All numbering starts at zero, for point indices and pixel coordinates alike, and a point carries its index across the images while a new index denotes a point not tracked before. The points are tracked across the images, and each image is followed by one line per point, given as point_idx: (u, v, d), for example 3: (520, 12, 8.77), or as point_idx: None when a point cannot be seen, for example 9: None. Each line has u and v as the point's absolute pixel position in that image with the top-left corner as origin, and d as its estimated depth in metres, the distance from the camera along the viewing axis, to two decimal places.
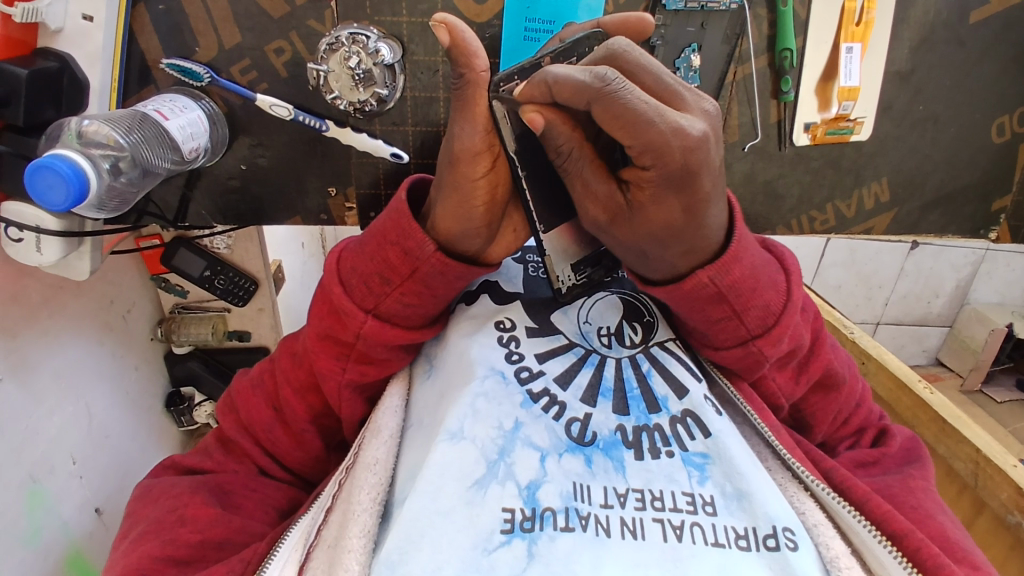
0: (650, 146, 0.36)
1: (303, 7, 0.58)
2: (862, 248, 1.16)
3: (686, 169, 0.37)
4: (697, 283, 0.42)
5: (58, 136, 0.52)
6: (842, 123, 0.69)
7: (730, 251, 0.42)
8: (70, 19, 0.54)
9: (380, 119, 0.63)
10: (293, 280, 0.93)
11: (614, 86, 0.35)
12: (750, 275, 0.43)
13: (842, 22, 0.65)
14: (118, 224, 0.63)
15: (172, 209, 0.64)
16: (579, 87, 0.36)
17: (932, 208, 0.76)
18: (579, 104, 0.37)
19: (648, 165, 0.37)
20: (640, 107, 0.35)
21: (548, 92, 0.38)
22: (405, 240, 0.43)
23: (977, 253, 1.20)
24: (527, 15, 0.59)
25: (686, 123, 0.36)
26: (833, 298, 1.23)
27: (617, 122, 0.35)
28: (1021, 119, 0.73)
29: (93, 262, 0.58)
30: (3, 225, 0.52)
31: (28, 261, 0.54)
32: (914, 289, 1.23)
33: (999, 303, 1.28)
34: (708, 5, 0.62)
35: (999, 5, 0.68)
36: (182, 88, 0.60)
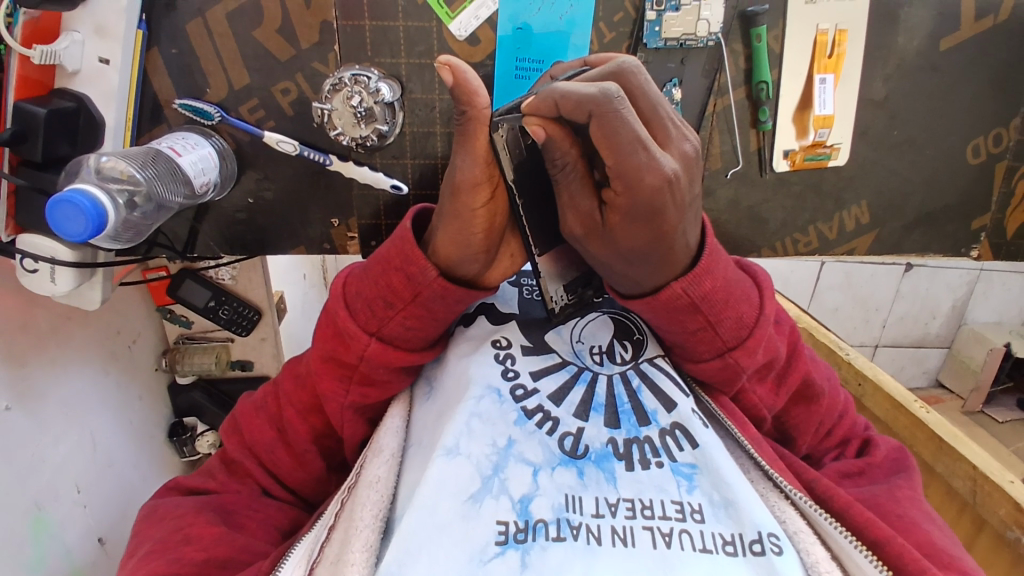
0: (626, 172, 0.38)
1: (308, 50, 0.62)
2: (856, 271, 1.19)
3: (654, 200, 0.39)
4: (671, 294, 0.44)
5: (78, 172, 0.56)
6: (819, 150, 0.72)
7: (702, 263, 0.44)
8: (86, 61, 0.57)
9: (380, 153, 0.66)
10: (294, 310, 0.95)
11: (614, 104, 0.37)
12: (722, 287, 0.45)
13: (815, 55, 0.69)
14: (130, 255, 0.65)
15: (181, 240, 0.67)
16: (583, 101, 0.38)
17: (914, 228, 0.79)
18: (578, 117, 0.38)
19: (620, 190, 0.40)
20: (629, 134, 0.37)
21: (553, 108, 0.39)
22: (409, 266, 0.45)
23: (971, 274, 1.23)
24: (518, 55, 0.63)
25: (661, 159, 0.39)
26: (830, 320, 1.25)
27: (605, 144, 0.38)
28: (996, 140, 0.76)
29: (104, 292, 0.60)
30: (19, 257, 0.54)
31: (40, 291, 0.56)
32: (911, 310, 1.25)
33: (996, 323, 1.30)
34: (687, 43, 0.65)
35: (970, 32, 0.72)
36: (192, 126, 0.63)
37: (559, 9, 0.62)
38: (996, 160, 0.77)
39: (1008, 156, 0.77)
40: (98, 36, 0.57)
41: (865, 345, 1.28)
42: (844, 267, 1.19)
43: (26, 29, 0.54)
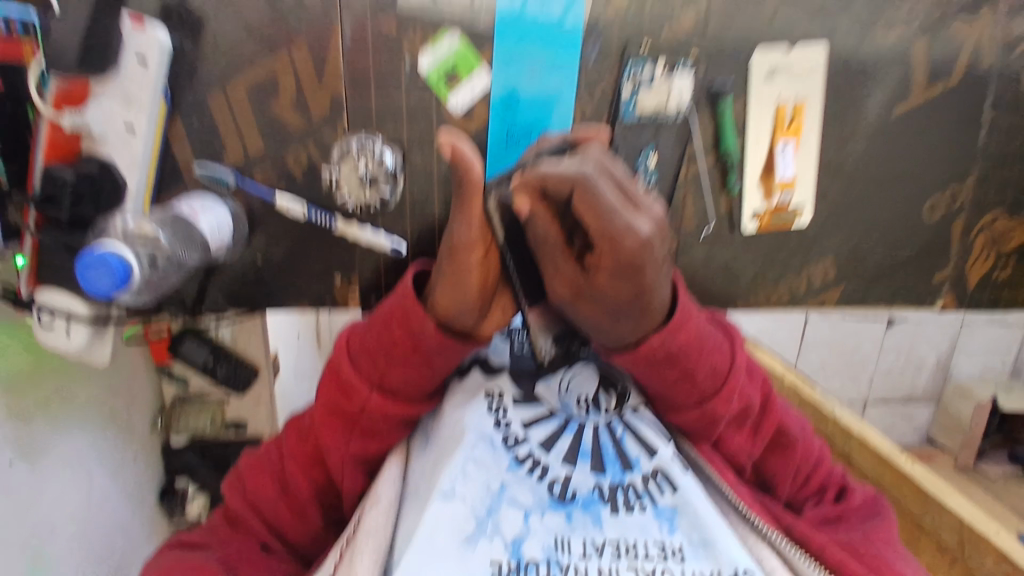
0: (611, 234, 0.43)
1: (319, 123, 0.68)
2: (841, 325, 1.25)
3: (635, 258, 0.43)
4: (652, 346, 0.48)
5: (104, 230, 0.59)
6: (784, 211, 0.79)
7: (678, 317, 0.48)
8: (112, 127, 0.61)
9: (382, 215, 0.71)
10: (288, 373, 0.94)
11: (592, 178, 0.43)
12: (698, 338, 0.49)
13: (777, 125, 0.76)
14: (141, 313, 0.67)
15: (190, 295, 0.70)
16: (565, 176, 0.44)
17: (876, 281, 0.86)
18: (563, 190, 0.44)
19: (605, 251, 0.44)
20: (608, 201, 0.43)
21: (540, 183, 0.45)
22: (410, 320, 0.48)
23: (954, 326, 1.29)
24: (509, 122, 0.70)
25: (639, 222, 0.43)
26: (818, 377, 1.30)
27: (589, 210, 0.43)
28: (947, 200, 0.84)
29: (112, 350, 0.63)
30: (38, 311, 0.59)
31: (54, 343, 0.60)
32: (897, 364, 1.31)
33: (981, 376, 1.35)
34: (659, 118, 0.73)
35: (920, 100, 0.79)
36: (208, 189, 0.68)
37: (547, 82, 0.69)
38: (948, 221, 0.85)
39: (963, 215, 0.85)
40: (123, 104, 0.61)
41: (855, 401, 1.32)
42: (829, 323, 1.25)
43: (55, 96, 0.58)
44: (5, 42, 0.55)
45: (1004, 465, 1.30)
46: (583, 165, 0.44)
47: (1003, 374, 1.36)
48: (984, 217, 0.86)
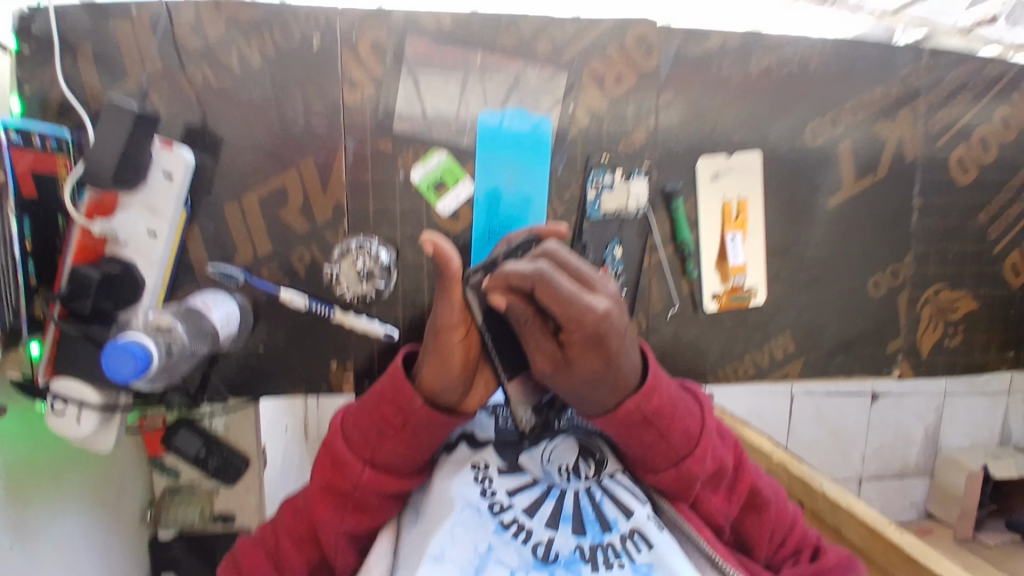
0: (575, 316, 0.50)
1: (322, 226, 0.77)
2: (826, 404, 1.30)
3: (597, 333, 0.50)
4: (627, 409, 0.52)
5: (127, 325, 0.65)
6: (740, 291, 0.88)
7: (649, 383, 0.53)
8: (135, 233, 0.68)
9: (376, 305, 0.78)
10: (276, 466, 0.90)
11: (547, 274, 0.50)
12: (669, 402, 0.54)
13: (725, 218, 0.87)
14: (145, 399, 0.72)
15: (194, 384, 0.74)
16: (524, 275, 0.51)
17: (835, 353, 0.93)
18: (525, 286, 0.51)
19: (572, 330, 0.50)
20: (565, 290, 0.50)
21: (505, 281, 0.52)
22: (399, 397, 0.52)
23: (937, 399, 1.35)
24: (490, 227, 0.80)
25: (594, 301, 0.50)
26: (810, 452, 1.33)
27: (550, 300, 0.50)
28: (890, 276, 0.94)
29: (117, 436, 0.68)
30: (54, 399, 0.63)
31: (65, 430, 0.64)
32: (885, 439, 1.35)
33: (970, 446, 1.40)
34: (621, 214, 0.84)
35: (849, 194, 0.92)
36: (219, 287, 0.75)
37: (523, 189, 0.80)
38: (893, 294, 0.95)
39: (907, 287, 0.95)
40: (149, 214, 0.69)
41: (849, 478, 1.35)
42: (813, 399, 1.31)
43: (88, 206, 0.66)
44: (42, 155, 0.64)
45: (1003, 533, 1.32)
46: (539, 262, 0.52)
47: (992, 443, 1.41)
48: (927, 289, 0.96)
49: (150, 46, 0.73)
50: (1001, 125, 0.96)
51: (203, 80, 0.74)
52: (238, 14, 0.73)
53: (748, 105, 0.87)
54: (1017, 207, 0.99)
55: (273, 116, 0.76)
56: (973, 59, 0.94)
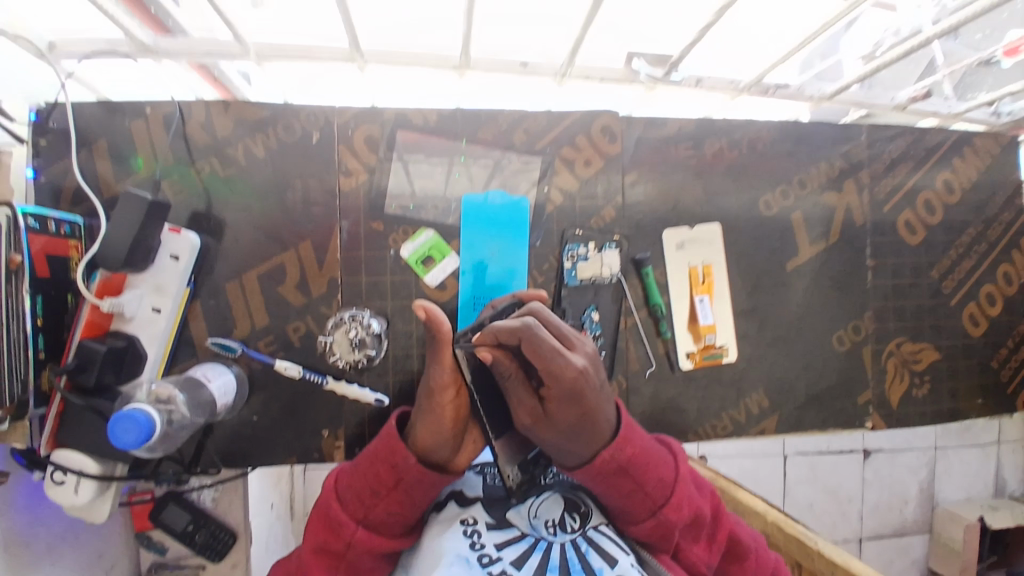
0: (555, 371, 0.54)
1: (317, 299, 0.83)
2: (819, 464, 1.43)
3: (575, 387, 0.55)
4: (603, 459, 0.55)
5: (131, 396, 0.70)
6: (712, 349, 0.94)
7: (622, 433, 0.57)
8: (141, 311, 0.73)
9: (368, 372, 0.82)
10: (261, 544, 0.89)
11: (533, 329, 0.55)
12: (643, 452, 0.57)
13: (692, 282, 0.95)
14: (139, 471, 0.74)
15: (189, 454, 0.77)
16: (512, 330, 0.56)
17: (808, 407, 0.98)
18: (512, 340, 0.56)
19: (553, 384, 0.55)
20: (549, 346, 0.55)
21: (494, 338, 0.57)
22: (393, 456, 0.55)
23: (929, 454, 1.44)
24: (475, 296, 0.86)
25: (573, 358, 0.55)
26: (810, 513, 1.44)
27: (535, 354, 0.55)
28: (852, 331, 1.01)
29: (112, 506, 0.70)
30: (53, 469, 0.66)
31: (61, 499, 0.66)
32: (883, 497, 1.43)
33: (967, 499, 1.47)
34: (597, 281, 0.91)
35: (805, 257, 1.00)
36: (217, 359, 0.79)
37: (505, 261, 0.88)
38: (857, 348, 1.01)
39: (870, 342, 1.01)
40: (155, 292, 0.74)
41: (853, 539, 1.44)
42: (807, 460, 1.44)
43: (98, 286, 0.71)
44: (54, 240, 0.69)
45: None
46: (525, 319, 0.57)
47: (989, 496, 1.50)
48: (889, 343, 1.02)
49: (165, 143, 0.82)
50: (943, 190, 1.06)
51: (210, 171, 0.82)
52: (246, 114, 0.83)
53: (705, 181, 0.97)
54: (968, 263, 1.07)
55: (274, 200, 0.84)
56: (911, 132, 1.04)
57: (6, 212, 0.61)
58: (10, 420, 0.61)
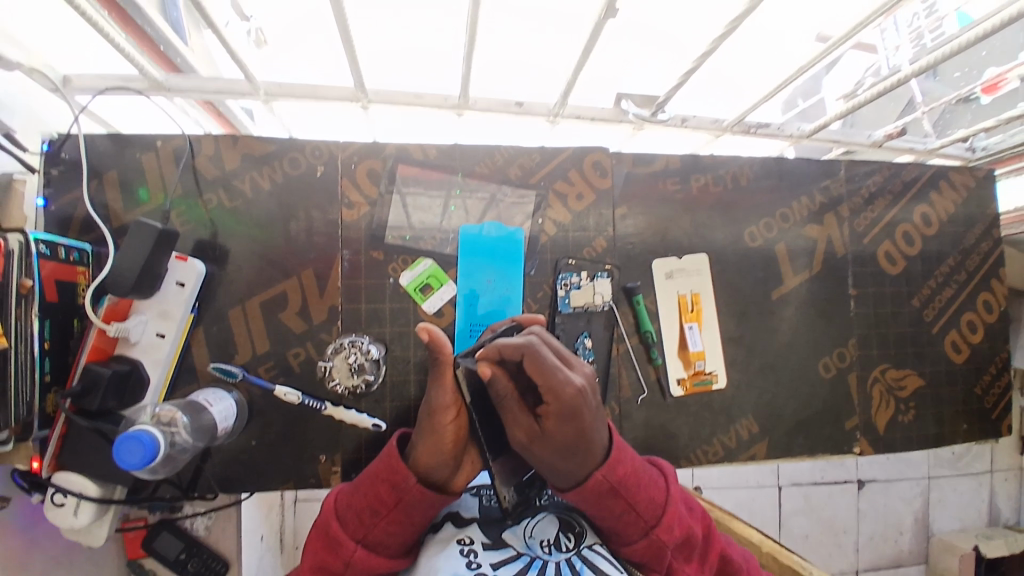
0: (553, 387, 0.57)
1: (317, 326, 0.85)
2: (813, 495, 1.52)
3: (572, 405, 0.57)
4: (595, 480, 0.57)
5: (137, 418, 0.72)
6: (702, 376, 0.97)
7: (614, 454, 0.59)
8: (146, 335, 0.75)
9: (365, 398, 0.85)
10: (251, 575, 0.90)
11: (535, 346, 0.59)
12: (633, 472, 0.59)
13: (681, 310, 0.98)
14: (136, 494, 0.75)
15: (186, 478, 0.78)
16: (515, 345, 0.60)
17: (797, 433, 1.00)
18: (515, 355, 0.60)
19: (551, 400, 0.58)
20: (550, 362, 0.58)
21: (497, 353, 0.61)
22: (394, 475, 0.57)
23: (921, 484, 1.57)
24: (471, 325, 0.89)
25: (572, 377, 0.59)
26: (805, 546, 1.51)
27: (536, 370, 0.58)
28: (838, 358, 1.04)
29: (109, 529, 0.70)
30: (54, 491, 0.66)
31: (60, 522, 0.67)
32: (878, 528, 1.54)
33: (962, 529, 1.58)
34: (590, 309, 0.94)
35: (789, 286, 1.04)
36: (218, 384, 0.81)
37: (500, 290, 0.91)
38: (843, 374, 1.04)
39: (854, 369, 1.04)
40: (160, 317, 0.76)
41: (849, 570, 1.51)
42: (802, 492, 1.52)
43: (105, 312, 0.72)
44: (62, 265, 0.71)
45: None
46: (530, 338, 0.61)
47: (982, 524, 1.60)
48: (874, 370, 1.05)
49: (173, 175, 0.85)
50: (922, 222, 1.11)
51: (216, 203, 0.86)
52: (253, 149, 0.87)
53: (692, 213, 1.01)
54: (948, 292, 1.11)
55: (277, 230, 0.87)
56: (889, 167, 1.10)
57: (20, 238, 0.63)
58: (14, 441, 0.62)
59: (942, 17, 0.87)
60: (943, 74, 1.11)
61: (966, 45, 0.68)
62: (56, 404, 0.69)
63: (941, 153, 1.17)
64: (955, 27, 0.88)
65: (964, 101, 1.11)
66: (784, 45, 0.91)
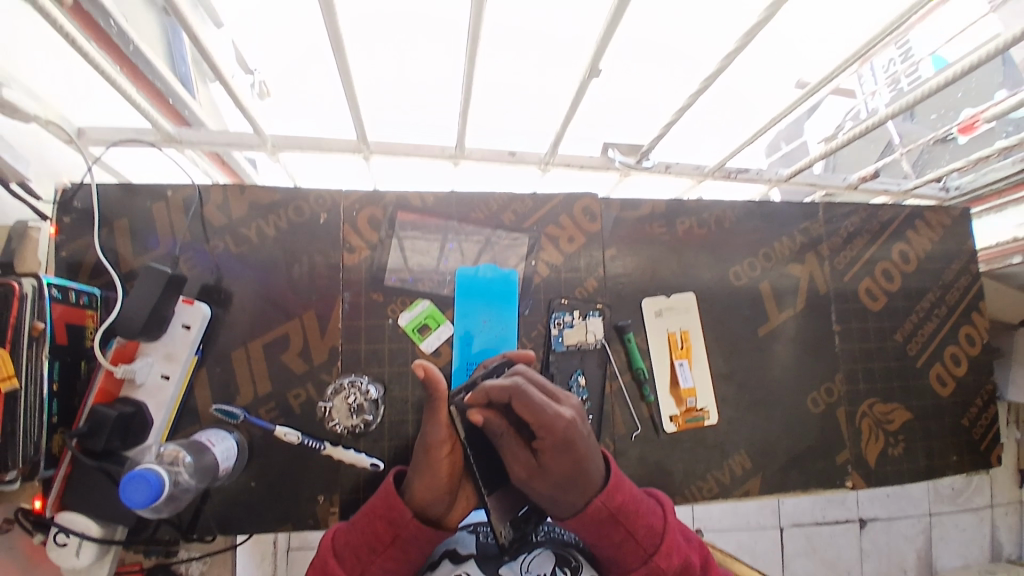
0: (545, 423, 0.61)
1: (318, 367, 0.88)
2: (815, 534, 1.50)
3: (564, 438, 0.61)
4: (595, 507, 0.61)
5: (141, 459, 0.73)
6: (694, 412, 0.99)
7: (612, 482, 0.63)
8: (151, 377, 0.77)
9: (364, 437, 0.87)
10: None
11: (521, 386, 0.63)
12: (632, 500, 0.63)
13: (672, 347, 1.01)
14: (137, 535, 0.76)
15: (185, 519, 0.80)
16: (503, 387, 0.63)
17: (790, 467, 1.02)
18: (504, 396, 0.63)
19: (544, 436, 0.61)
20: (538, 399, 0.62)
21: (486, 395, 0.65)
22: (390, 512, 0.61)
23: (923, 521, 1.56)
24: (468, 361, 0.92)
25: (561, 410, 0.62)
26: None
27: (526, 408, 0.62)
28: (825, 393, 1.07)
29: (110, 568, 0.73)
30: (57, 532, 0.69)
31: (61, 562, 0.69)
32: (882, 567, 1.53)
33: (965, 566, 1.57)
34: (583, 347, 0.97)
35: (775, 322, 1.08)
36: (220, 425, 0.83)
37: (495, 329, 0.94)
38: (832, 409, 1.06)
39: (843, 403, 1.07)
40: (166, 359, 0.79)
41: None
42: (804, 532, 1.50)
43: (112, 353, 0.75)
44: (72, 308, 0.74)
45: None
46: (516, 377, 0.65)
47: (985, 560, 1.58)
48: (862, 404, 1.08)
49: (183, 223, 0.90)
50: (900, 259, 1.17)
51: (223, 248, 0.90)
52: (260, 198, 0.91)
53: (679, 254, 1.06)
54: (929, 326, 1.15)
55: (282, 274, 0.90)
56: (865, 209, 1.16)
57: (33, 282, 0.66)
58: (22, 480, 0.64)
59: (917, 62, 0.96)
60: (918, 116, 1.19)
61: (945, 83, 0.70)
62: (61, 444, 0.71)
63: (918, 194, 1.22)
64: (930, 71, 0.95)
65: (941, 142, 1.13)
66: (798, 51, 0.84)
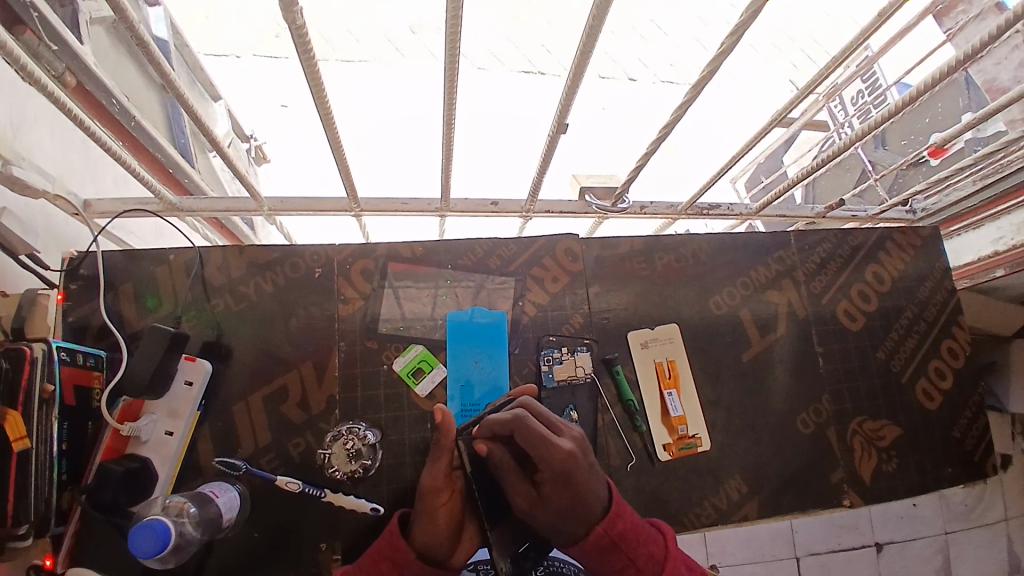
0: (545, 456, 0.64)
1: (317, 416, 0.91)
2: (830, 561, 1.47)
3: (563, 469, 0.64)
4: (597, 534, 0.63)
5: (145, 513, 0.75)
6: (686, 440, 1.02)
7: (614, 509, 0.65)
8: (155, 434, 0.80)
9: (363, 483, 0.89)
10: None
11: (520, 419, 0.66)
12: (632, 527, 0.65)
13: (659, 378, 1.04)
14: None
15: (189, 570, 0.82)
16: (503, 422, 0.67)
17: (785, 491, 1.03)
18: (505, 430, 0.67)
19: (544, 469, 0.64)
20: (539, 429, 0.65)
21: (489, 431, 0.69)
22: (395, 554, 0.66)
23: (937, 539, 1.54)
24: (462, 403, 0.95)
25: (561, 441, 0.65)
26: None
27: (526, 441, 0.65)
28: (814, 414, 1.09)
29: None
30: None
31: None
32: None
33: None
34: (573, 382, 1.00)
35: (758, 348, 1.12)
36: (221, 478, 0.85)
37: (487, 370, 0.97)
38: (821, 430, 1.08)
39: (831, 423, 1.09)
40: (170, 416, 0.82)
41: None
42: (820, 560, 1.47)
43: (118, 412, 0.78)
44: (80, 371, 0.78)
45: None
46: (515, 411, 0.68)
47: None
48: (851, 423, 1.10)
49: (185, 285, 0.94)
50: (875, 280, 1.22)
51: (223, 307, 0.94)
52: (258, 257, 0.97)
53: (660, 287, 1.11)
54: (910, 343, 1.19)
55: (280, 328, 0.95)
56: (834, 235, 1.23)
57: (43, 347, 0.69)
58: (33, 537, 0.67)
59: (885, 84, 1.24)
60: (891, 143, 1.35)
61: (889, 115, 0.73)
62: (71, 501, 0.75)
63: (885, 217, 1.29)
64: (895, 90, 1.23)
65: (914, 166, 1.31)
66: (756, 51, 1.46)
